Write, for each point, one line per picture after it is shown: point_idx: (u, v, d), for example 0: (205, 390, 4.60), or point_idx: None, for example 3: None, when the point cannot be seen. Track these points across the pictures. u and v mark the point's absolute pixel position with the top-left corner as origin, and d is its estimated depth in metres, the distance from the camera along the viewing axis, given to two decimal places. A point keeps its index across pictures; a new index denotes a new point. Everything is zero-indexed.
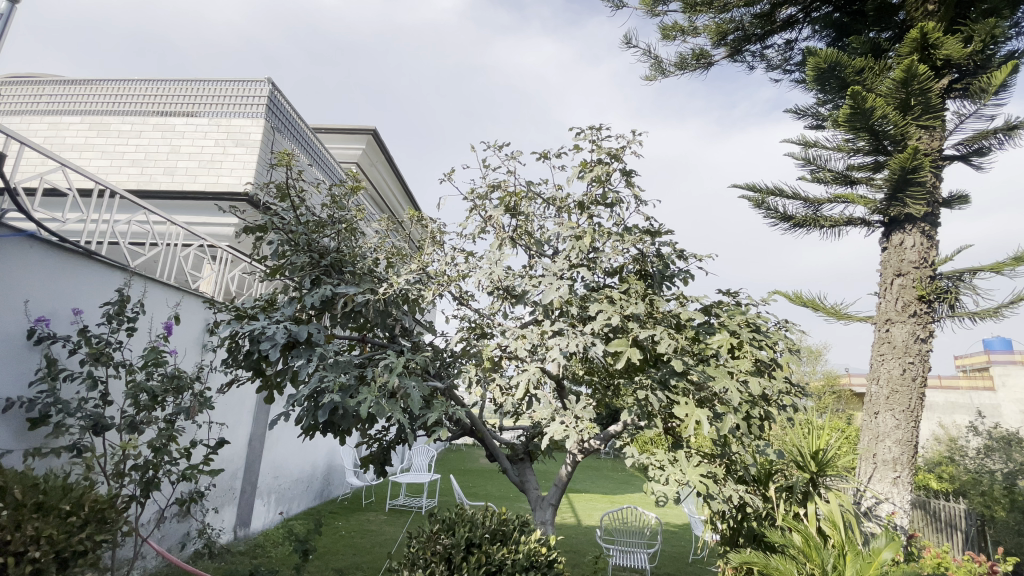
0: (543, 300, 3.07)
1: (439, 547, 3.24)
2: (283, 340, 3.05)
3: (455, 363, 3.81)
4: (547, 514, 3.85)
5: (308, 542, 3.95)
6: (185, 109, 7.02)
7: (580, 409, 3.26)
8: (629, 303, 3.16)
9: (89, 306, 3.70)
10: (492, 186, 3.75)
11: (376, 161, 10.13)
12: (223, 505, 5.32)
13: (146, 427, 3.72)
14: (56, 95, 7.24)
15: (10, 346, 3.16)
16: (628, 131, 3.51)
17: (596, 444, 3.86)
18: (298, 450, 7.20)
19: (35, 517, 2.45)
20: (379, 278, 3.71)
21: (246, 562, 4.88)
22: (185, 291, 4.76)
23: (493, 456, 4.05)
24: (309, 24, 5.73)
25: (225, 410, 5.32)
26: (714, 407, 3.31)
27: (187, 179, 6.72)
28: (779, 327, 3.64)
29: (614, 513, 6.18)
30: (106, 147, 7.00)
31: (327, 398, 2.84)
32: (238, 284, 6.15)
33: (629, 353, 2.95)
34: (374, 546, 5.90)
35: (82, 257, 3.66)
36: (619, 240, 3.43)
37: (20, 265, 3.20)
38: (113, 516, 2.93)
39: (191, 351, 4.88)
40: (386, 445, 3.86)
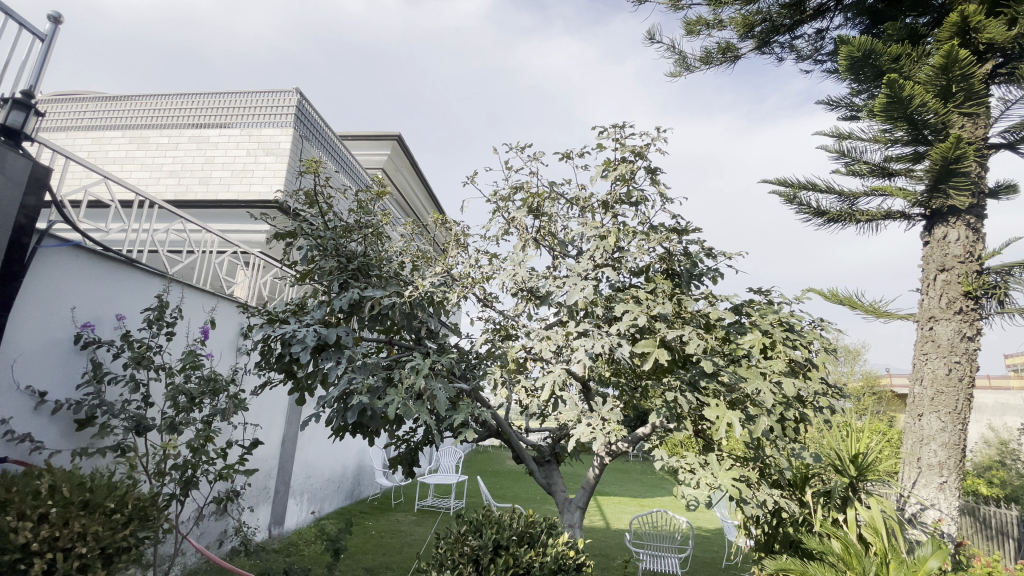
0: (567, 300, 3.06)
1: (467, 548, 3.25)
2: (313, 343, 3.12)
3: (480, 365, 3.77)
4: (575, 516, 3.83)
5: (339, 541, 4.02)
6: (219, 120, 7.25)
7: (607, 411, 3.23)
8: (655, 303, 3.12)
9: (130, 311, 3.87)
10: (515, 188, 3.78)
11: (400, 167, 10.28)
12: (258, 504, 5.47)
13: (184, 428, 3.84)
14: (99, 111, 7.59)
15: (61, 351, 3.33)
16: (651, 128, 3.55)
17: (624, 446, 3.80)
18: (328, 450, 7.33)
19: (81, 515, 2.57)
20: (404, 281, 3.76)
21: (280, 560, 4.99)
22: (221, 296, 4.94)
23: (519, 457, 4.06)
24: (335, 32, 5.84)
25: (260, 411, 5.50)
26: (746, 409, 3.21)
27: (220, 188, 6.94)
28: (813, 326, 3.55)
29: (644, 516, 6.03)
30: (145, 159, 7.30)
31: (356, 399, 2.89)
32: (271, 289, 6.32)
33: (657, 354, 2.91)
34: (403, 546, 5.97)
35: (124, 264, 3.83)
36: (644, 240, 3.40)
37: (67, 274, 3.37)
38: (154, 514, 3.04)
39: (226, 354, 5.06)
40: (414, 446, 3.91)
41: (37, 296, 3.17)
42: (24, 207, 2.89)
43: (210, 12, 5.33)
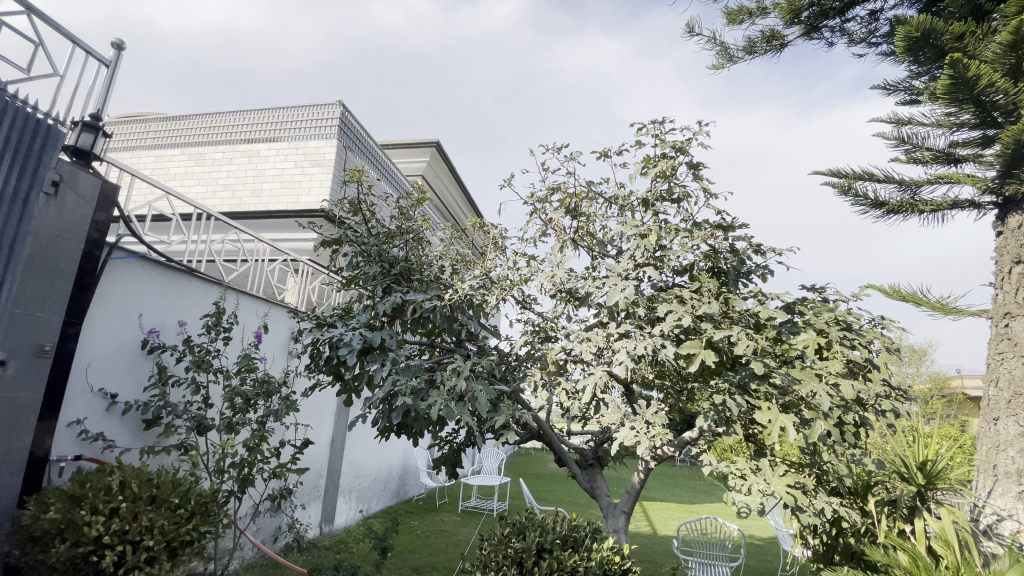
0: (607, 301, 3.01)
1: (511, 550, 3.25)
2: (359, 346, 3.24)
3: (520, 367, 3.78)
4: (620, 521, 3.77)
5: (386, 540, 4.10)
6: (268, 135, 7.60)
7: (651, 414, 3.15)
8: (701, 302, 3.04)
9: (190, 318, 4.12)
10: (552, 189, 3.79)
11: (439, 173, 10.47)
12: (310, 502, 5.69)
13: (241, 428, 4.04)
14: (161, 131, 8.10)
15: (129, 355, 3.58)
16: (693, 123, 3.55)
17: (670, 451, 3.71)
18: (375, 451, 7.53)
19: (148, 510, 2.75)
20: (445, 284, 3.81)
21: (331, 557, 5.15)
22: (273, 302, 5.19)
23: (562, 460, 4.03)
24: (374, 44, 6.02)
25: (310, 412, 5.72)
26: (801, 413, 3.07)
27: (271, 200, 7.27)
28: (874, 325, 3.37)
29: (691, 523, 5.84)
30: (202, 174, 7.73)
31: (400, 400, 2.97)
32: (319, 295, 6.56)
33: (704, 355, 2.82)
34: (448, 546, 6.05)
35: (185, 274, 4.08)
36: (687, 237, 3.34)
37: (134, 283, 3.62)
38: (214, 509, 3.19)
39: (278, 357, 5.30)
40: (457, 447, 3.94)
41: (108, 305, 3.42)
42: (95, 222, 3.15)
43: (259, 32, 5.61)
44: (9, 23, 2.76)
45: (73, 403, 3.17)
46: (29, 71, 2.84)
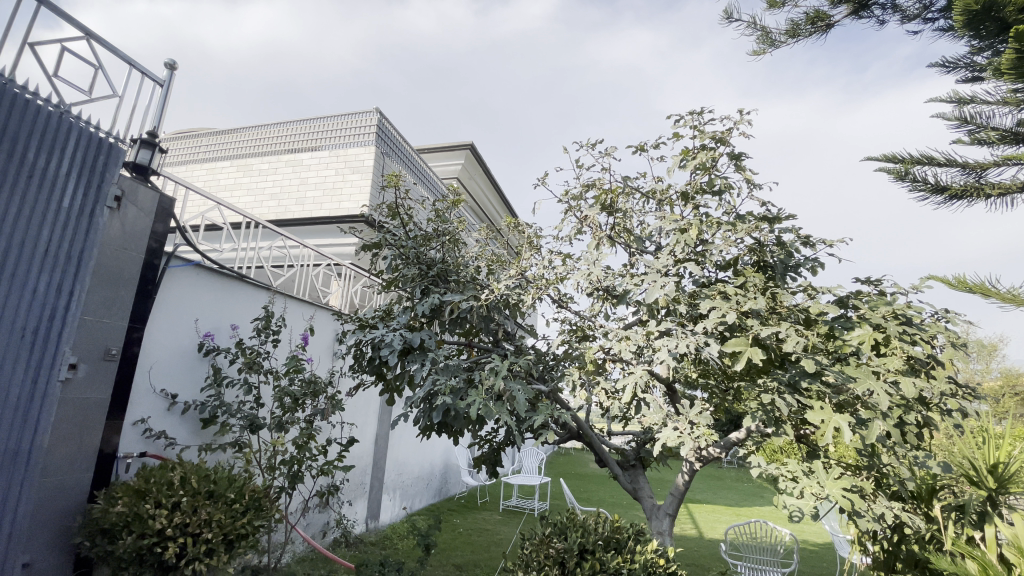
0: (647, 298, 2.95)
1: (553, 550, 3.23)
2: (399, 346, 3.32)
3: (558, 366, 3.76)
4: (664, 523, 3.69)
5: (429, 537, 4.18)
6: (310, 144, 7.88)
7: (695, 414, 3.06)
8: (746, 298, 2.94)
9: (242, 321, 4.34)
10: (587, 186, 3.75)
11: (473, 174, 10.56)
12: (356, 499, 5.86)
13: (290, 427, 4.21)
14: (212, 145, 8.52)
15: (188, 358, 3.80)
16: (733, 112, 3.44)
17: (716, 452, 3.59)
18: (417, 449, 7.67)
19: (206, 504, 2.90)
20: (481, 285, 3.84)
21: (377, 553, 5.29)
22: (318, 305, 5.39)
23: (603, 461, 3.97)
24: (410, 51, 6.13)
25: (355, 411, 5.90)
26: (857, 413, 2.91)
27: (314, 207, 7.53)
28: (936, 318, 3.16)
29: (740, 526, 5.64)
30: (250, 184, 8.09)
31: (440, 399, 3.01)
32: (361, 298, 6.75)
33: (750, 353, 2.73)
34: (490, 544, 6.09)
35: (237, 280, 4.29)
36: (731, 230, 3.24)
37: (191, 290, 3.84)
38: (267, 505, 3.33)
39: (324, 358, 5.50)
40: (497, 446, 3.96)
41: (167, 310, 3.64)
42: (155, 233, 3.36)
43: (300, 43, 5.82)
44: (71, 49, 2.99)
45: (137, 403, 3.39)
46: (91, 93, 3.06)
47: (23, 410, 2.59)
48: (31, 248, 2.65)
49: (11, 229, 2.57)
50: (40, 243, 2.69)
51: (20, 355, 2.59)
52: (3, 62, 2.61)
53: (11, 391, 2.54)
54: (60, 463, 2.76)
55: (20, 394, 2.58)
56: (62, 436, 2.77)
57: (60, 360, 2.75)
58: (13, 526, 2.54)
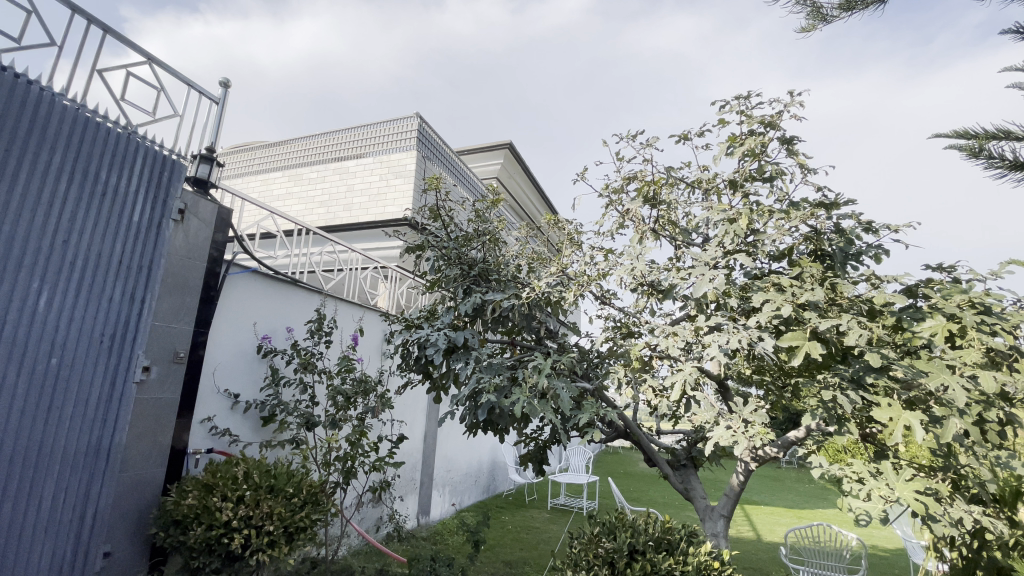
0: (694, 293, 2.85)
1: (602, 550, 3.20)
2: (443, 345, 3.38)
3: (603, 364, 3.71)
4: (719, 525, 3.56)
5: (478, 533, 4.23)
6: (356, 151, 8.13)
7: (749, 412, 2.93)
8: (802, 289, 2.79)
9: (297, 323, 4.54)
10: (628, 178, 3.67)
11: (512, 173, 10.59)
12: (407, 494, 6.02)
13: (343, 424, 4.37)
14: (265, 157, 8.95)
15: (249, 359, 4.02)
16: (784, 94, 3.28)
17: (773, 452, 3.43)
18: (465, 447, 7.78)
19: (267, 498, 3.06)
20: (522, 283, 3.84)
21: (428, 547, 5.42)
22: (367, 307, 5.57)
23: (652, 460, 3.88)
24: (448, 54, 6.21)
25: (404, 409, 6.05)
26: (930, 410, 2.70)
27: (361, 212, 7.77)
28: (1021, 307, 2.88)
29: (800, 530, 5.37)
30: (301, 193, 8.45)
31: (484, 397, 3.04)
32: (407, 299, 6.92)
33: (808, 348, 2.59)
34: (539, 542, 6.08)
35: (290, 284, 4.50)
36: (784, 218, 3.08)
37: (249, 295, 4.06)
38: (324, 499, 3.47)
39: (373, 358, 5.67)
40: (542, 445, 3.95)
41: (229, 314, 3.87)
42: (215, 242, 3.57)
43: (343, 54, 6.03)
44: (135, 74, 3.22)
45: (204, 402, 3.62)
46: (154, 113, 3.29)
47: (103, 410, 2.82)
48: (106, 260, 2.87)
49: (89, 243, 2.79)
50: (114, 255, 2.91)
51: (100, 359, 2.81)
52: (75, 90, 2.86)
53: (92, 392, 2.76)
54: (136, 458, 2.98)
55: (100, 395, 2.80)
56: (138, 434, 3.00)
57: (135, 363, 2.97)
58: (97, 517, 2.77)
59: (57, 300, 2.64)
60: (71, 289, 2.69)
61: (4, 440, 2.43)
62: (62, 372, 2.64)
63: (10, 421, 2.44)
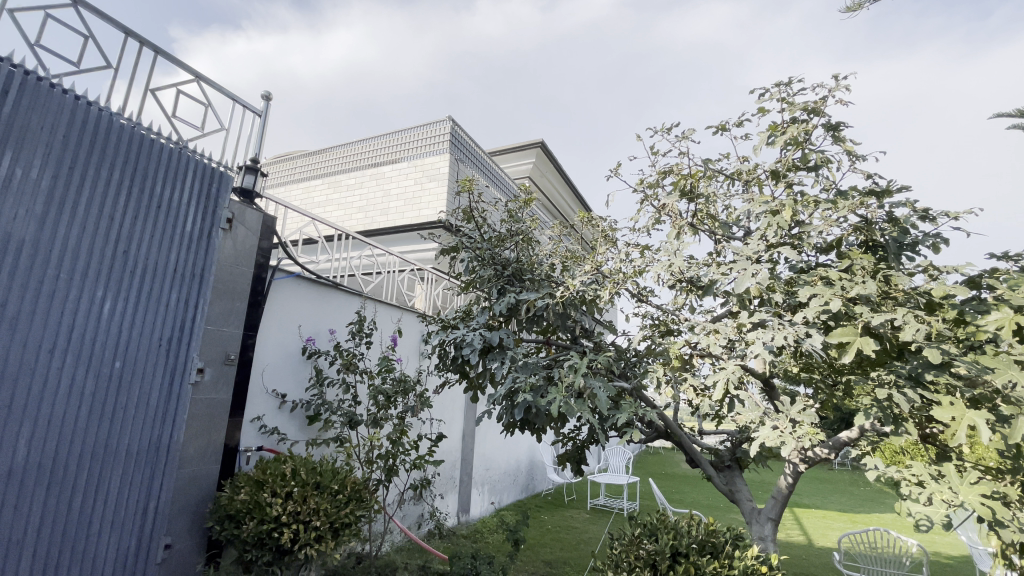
0: (736, 289, 2.76)
1: (643, 552, 3.15)
2: (479, 345, 3.41)
3: (641, 363, 3.65)
4: (766, 528, 3.44)
5: (518, 532, 4.25)
6: (391, 156, 8.31)
7: (796, 412, 2.82)
8: (852, 283, 2.66)
9: (339, 325, 4.69)
10: (663, 173, 3.60)
11: (545, 171, 10.57)
12: (447, 492, 6.11)
13: (385, 423, 4.48)
14: (306, 165, 9.27)
15: (295, 361, 4.19)
16: (828, 78, 3.12)
17: (824, 453, 3.28)
18: (503, 445, 7.83)
19: (314, 494, 3.17)
20: (556, 282, 3.83)
21: (469, 545, 5.49)
22: (405, 308, 5.69)
23: (694, 460, 3.79)
24: (479, 55, 6.25)
25: (442, 409, 6.15)
26: (999, 410, 2.52)
27: (397, 216, 7.94)
28: None
29: (855, 535, 5.11)
30: (340, 199, 8.70)
31: (521, 397, 3.05)
32: (443, 300, 7.02)
33: (860, 344, 2.46)
34: (579, 543, 6.04)
35: (332, 287, 4.65)
36: (831, 209, 2.94)
37: (293, 299, 4.22)
38: (367, 496, 3.57)
39: (412, 358, 5.79)
40: (580, 444, 3.92)
41: (276, 318, 4.04)
42: (260, 249, 3.74)
43: (378, 62, 6.18)
44: (184, 91, 3.40)
45: (254, 402, 3.79)
46: (202, 128, 3.47)
47: (163, 409, 3.00)
48: (162, 269, 3.04)
49: (147, 252, 2.97)
50: (169, 263, 3.09)
51: (158, 362, 2.99)
52: (132, 108, 3.04)
53: (152, 393, 2.94)
54: (193, 455, 3.16)
55: (160, 395, 2.98)
56: (194, 432, 3.17)
57: (190, 365, 3.15)
58: (159, 510, 2.95)
59: (120, 306, 2.82)
60: (131, 296, 2.87)
61: (78, 438, 2.61)
62: (126, 374, 2.83)
63: (82, 421, 2.63)
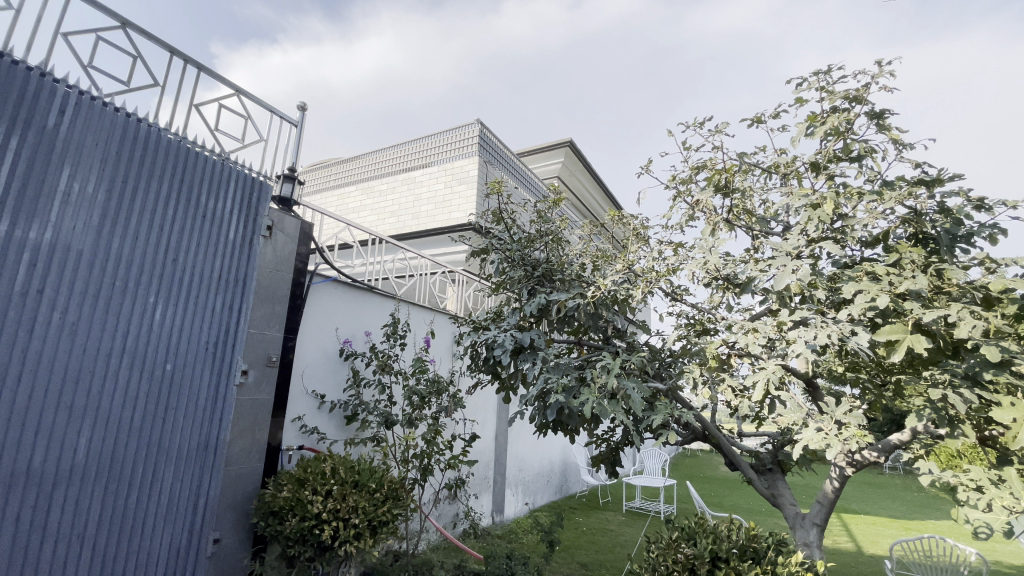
0: (776, 286, 2.67)
1: (681, 556, 3.08)
2: (511, 346, 3.43)
3: (676, 363, 3.58)
4: (811, 534, 3.32)
5: (552, 533, 4.23)
6: (422, 161, 8.44)
7: (842, 413, 2.70)
8: (901, 278, 2.53)
9: (374, 328, 4.80)
10: (696, 168, 3.53)
11: (574, 170, 10.52)
12: (482, 492, 6.16)
13: (419, 423, 4.55)
14: (340, 172, 9.52)
15: (333, 362, 4.31)
16: (871, 65, 2.98)
17: (873, 456, 3.13)
18: (536, 446, 7.82)
19: (353, 492, 3.25)
20: (587, 282, 3.80)
21: (504, 545, 5.51)
22: (437, 310, 5.77)
23: (732, 463, 3.69)
24: (508, 56, 6.27)
25: (475, 409, 6.21)
26: None
27: (428, 219, 8.05)
28: None
29: (908, 543, 4.83)
30: (373, 205, 8.89)
31: (553, 398, 3.05)
32: (474, 301, 7.07)
33: (910, 342, 2.34)
34: (615, 546, 5.97)
35: (367, 290, 4.76)
36: (876, 200, 2.81)
37: (330, 302, 4.34)
38: (404, 495, 3.63)
39: (444, 359, 5.87)
40: (614, 446, 3.87)
41: (314, 321, 4.17)
42: (299, 254, 3.87)
43: (408, 68, 6.29)
44: (225, 105, 3.55)
45: (295, 402, 3.91)
46: (243, 140, 3.61)
47: (210, 410, 3.14)
48: (208, 276, 3.19)
49: (194, 261, 3.13)
50: (214, 271, 3.24)
51: (206, 365, 3.13)
52: (177, 124, 3.20)
53: (200, 394, 3.08)
54: (239, 453, 3.30)
55: (207, 397, 3.12)
56: (239, 431, 3.31)
57: (235, 368, 3.30)
58: (208, 506, 3.09)
59: (170, 313, 2.97)
60: (180, 303, 3.02)
61: (133, 437, 2.76)
62: (176, 376, 2.97)
63: (137, 420, 2.78)
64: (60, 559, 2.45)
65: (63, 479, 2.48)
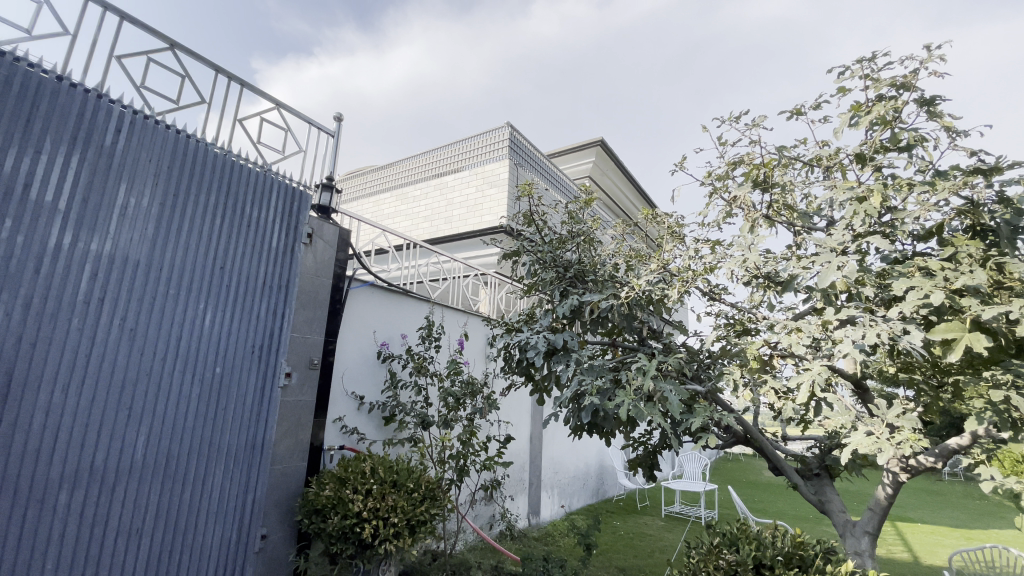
0: (820, 284, 2.56)
1: (723, 562, 3.00)
2: (544, 348, 3.43)
3: (714, 364, 3.50)
4: (862, 543, 3.17)
5: (589, 536, 4.19)
6: (454, 166, 8.54)
7: (894, 416, 2.57)
8: (957, 273, 2.38)
9: (410, 330, 4.89)
10: (733, 164, 3.44)
11: (605, 169, 10.42)
12: (517, 494, 6.17)
13: (455, 424, 4.61)
14: (376, 180, 9.76)
15: (371, 364, 4.41)
16: (920, 49, 2.82)
17: (930, 462, 2.96)
18: (571, 449, 7.77)
19: (391, 492, 3.32)
20: (620, 282, 3.76)
21: (540, 547, 5.50)
22: (471, 313, 5.82)
23: (776, 467, 3.57)
24: (537, 58, 6.28)
25: (510, 411, 6.24)
26: None
27: (461, 223, 8.13)
28: None
29: (968, 553, 4.51)
30: (407, 210, 9.07)
31: (587, 400, 3.03)
32: (507, 303, 7.11)
33: (969, 341, 2.21)
34: (654, 551, 5.86)
35: (402, 294, 4.85)
36: (928, 191, 2.66)
37: (368, 306, 4.45)
38: (441, 495, 3.68)
39: (478, 361, 5.92)
40: (652, 449, 3.81)
41: (353, 325, 4.29)
42: (337, 260, 3.98)
43: (439, 74, 6.39)
44: (267, 119, 3.71)
45: (335, 404, 4.03)
46: (283, 151, 3.76)
47: (256, 411, 3.28)
48: (252, 283, 3.33)
49: (239, 268, 3.27)
50: (258, 277, 3.38)
51: (252, 368, 3.28)
52: (222, 138, 3.36)
53: (247, 395, 3.23)
54: (284, 453, 3.43)
55: (253, 398, 3.26)
56: (284, 432, 3.44)
57: (279, 370, 3.44)
58: (256, 503, 3.22)
59: (218, 318, 3.12)
60: (226, 308, 3.17)
61: (184, 437, 2.91)
62: (223, 379, 3.12)
63: (189, 421, 2.93)
64: (121, 551, 2.61)
65: (122, 477, 2.64)
